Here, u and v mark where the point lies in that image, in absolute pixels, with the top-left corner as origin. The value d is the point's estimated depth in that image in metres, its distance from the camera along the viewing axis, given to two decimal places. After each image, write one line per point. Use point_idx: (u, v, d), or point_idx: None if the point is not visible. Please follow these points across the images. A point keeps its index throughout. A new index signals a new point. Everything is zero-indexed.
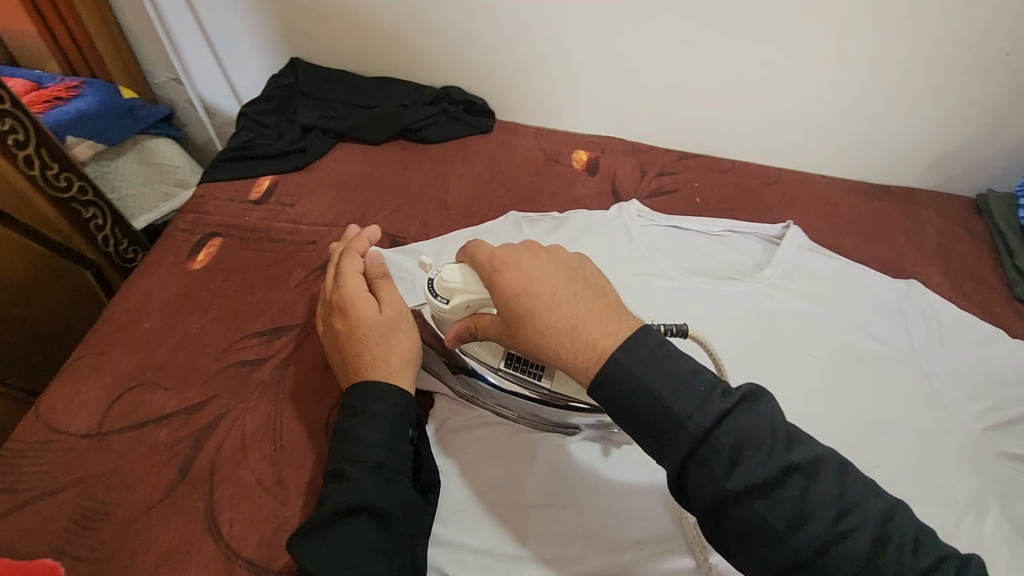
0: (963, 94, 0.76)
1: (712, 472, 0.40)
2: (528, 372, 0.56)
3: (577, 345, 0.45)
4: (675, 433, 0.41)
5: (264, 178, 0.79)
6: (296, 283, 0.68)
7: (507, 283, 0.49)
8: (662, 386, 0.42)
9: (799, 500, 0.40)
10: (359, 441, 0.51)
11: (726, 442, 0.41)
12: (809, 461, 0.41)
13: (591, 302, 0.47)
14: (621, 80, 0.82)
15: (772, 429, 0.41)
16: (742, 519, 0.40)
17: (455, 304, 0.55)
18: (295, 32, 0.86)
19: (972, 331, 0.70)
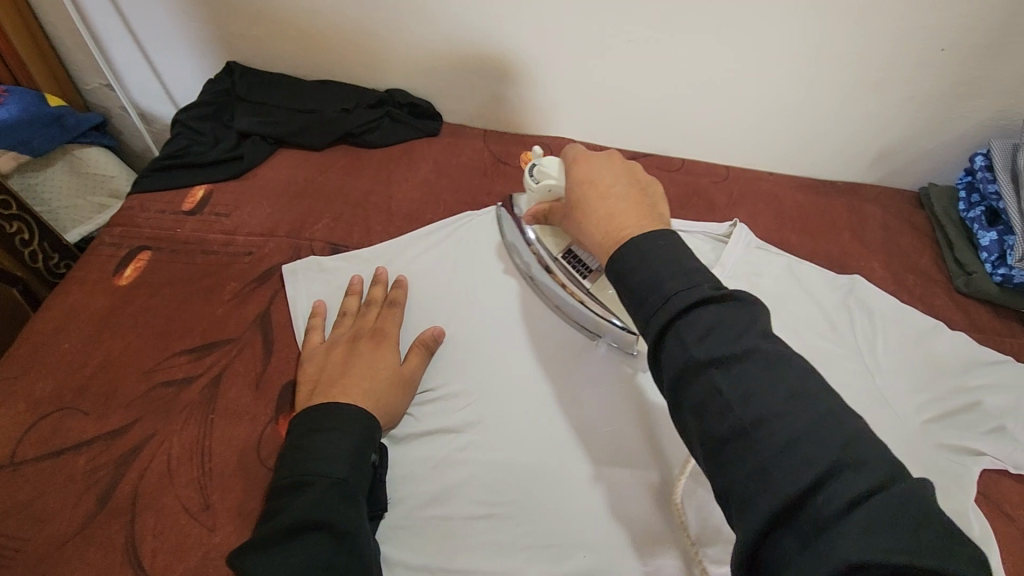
0: (901, 90, 0.77)
1: (684, 338, 0.41)
2: (577, 267, 0.64)
3: (607, 228, 0.51)
4: (661, 303, 0.43)
5: (198, 188, 0.76)
6: (230, 297, 0.65)
7: (577, 173, 0.57)
8: (661, 266, 0.45)
9: (752, 377, 0.39)
10: (318, 455, 0.50)
11: (703, 319, 0.41)
12: (777, 354, 0.40)
13: (634, 203, 0.52)
14: (566, 80, 0.81)
15: (751, 320, 0.41)
16: (697, 387, 0.40)
17: (541, 187, 0.62)
18: (230, 35, 0.83)
19: (913, 324, 0.71)
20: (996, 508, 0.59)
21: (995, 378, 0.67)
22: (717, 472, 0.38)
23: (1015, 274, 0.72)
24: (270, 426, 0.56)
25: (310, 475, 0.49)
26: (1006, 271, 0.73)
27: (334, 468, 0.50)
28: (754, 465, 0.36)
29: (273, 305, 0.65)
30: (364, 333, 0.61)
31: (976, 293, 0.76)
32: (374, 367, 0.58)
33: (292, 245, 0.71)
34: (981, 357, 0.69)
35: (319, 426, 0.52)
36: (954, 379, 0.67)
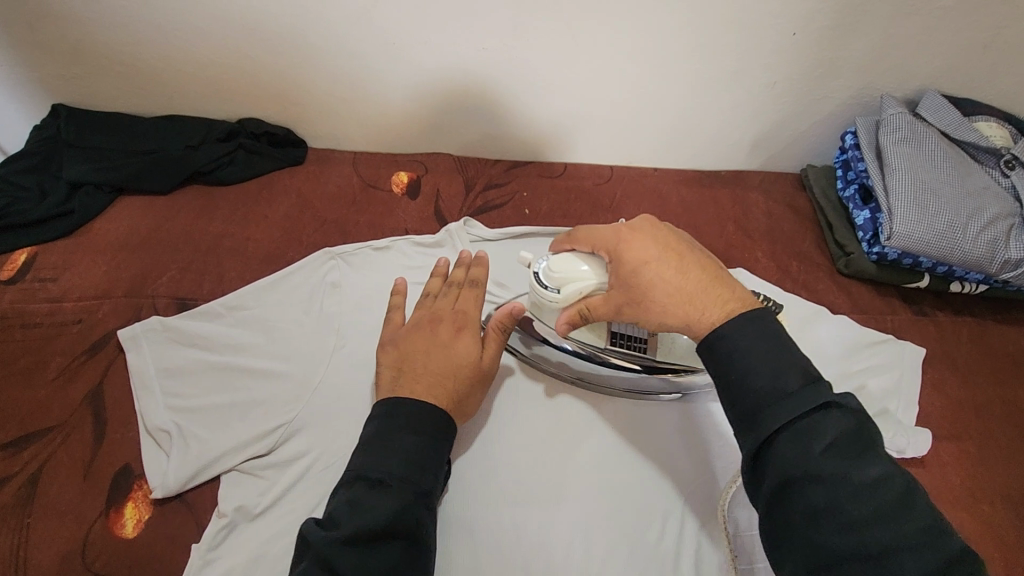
0: (765, 77, 0.76)
1: (807, 441, 0.40)
2: (633, 348, 0.60)
3: (706, 305, 0.47)
4: (779, 403, 0.41)
5: (21, 252, 0.68)
6: (55, 375, 0.58)
7: (630, 254, 0.50)
8: (774, 357, 0.43)
9: (877, 499, 0.38)
10: (400, 456, 0.48)
11: (826, 430, 0.40)
12: (901, 483, 0.39)
13: (712, 270, 0.50)
14: (430, 95, 0.77)
15: (868, 439, 0.41)
16: (817, 500, 0.38)
17: (567, 293, 0.54)
18: (49, 76, 0.75)
19: (797, 312, 0.71)
20: None
21: (875, 359, 0.67)
22: None
23: (889, 251, 0.72)
24: (100, 521, 0.50)
25: (389, 476, 0.47)
26: (881, 248, 0.73)
27: (415, 473, 0.48)
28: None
29: (108, 377, 0.58)
30: (448, 318, 0.59)
31: (856, 273, 0.75)
32: (453, 359, 0.56)
33: (130, 306, 0.64)
34: (863, 339, 0.69)
35: (402, 427, 0.50)
36: (838, 366, 0.67)
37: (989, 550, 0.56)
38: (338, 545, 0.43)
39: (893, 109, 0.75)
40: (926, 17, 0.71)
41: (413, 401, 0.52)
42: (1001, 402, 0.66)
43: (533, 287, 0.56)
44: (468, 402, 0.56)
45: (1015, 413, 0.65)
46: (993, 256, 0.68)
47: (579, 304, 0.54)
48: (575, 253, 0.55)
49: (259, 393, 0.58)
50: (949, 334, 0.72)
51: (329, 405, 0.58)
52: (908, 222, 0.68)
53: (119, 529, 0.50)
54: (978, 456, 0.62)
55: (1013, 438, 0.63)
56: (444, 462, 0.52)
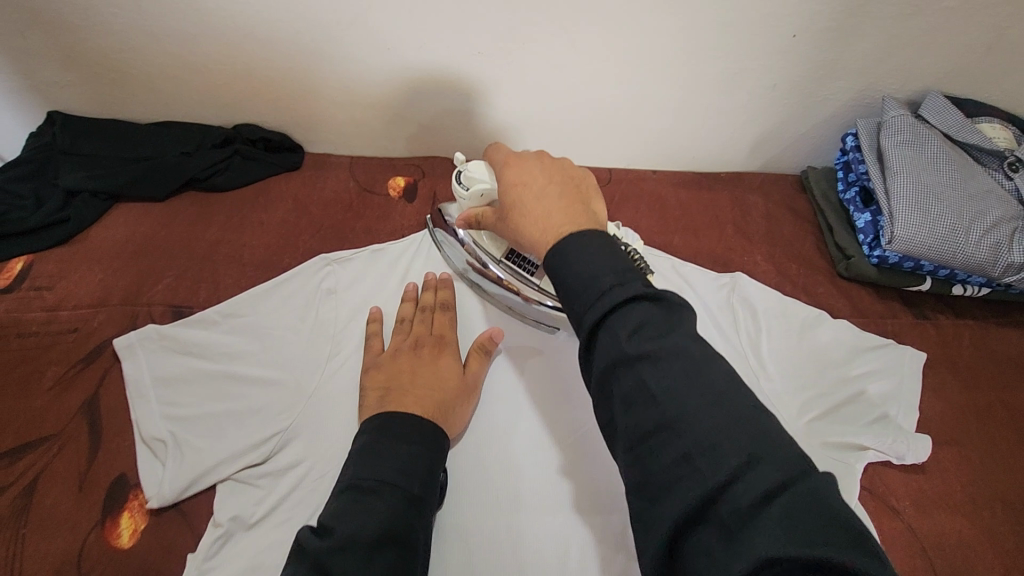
0: (764, 78, 0.75)
1: (615, 331, 0.40)
2: (522, 267, 0.65)
3: (543, 225, 0.51)
4: (594, 300, 0.42)
5: (18, 260, 0.67)
6: (51, 385, 0.58)
7: (511, 177, 0.57)
8: (598, 260, 0.44)
9: (678, 371, 0.38)
10: (395, 464, 0.48)
11: (631, 316, 0.40)
12: (705, 355, 0.39)
13: (569, 200, 0.52)
14: (426, 99, 0.76)
15: (678, 323, 0.40)
16: (626, 383, 0.38)
17: (472, 192, 0.63)
18: (46, 84, 0.74)
19: (796, 317, 0.70)
20: (882, 503, 0.58)
21: (875, 364, 0.67)
22: (636, 461, 0.37)
23: (889, 255, 0.71)
24: (95, 532, 0.50)
25: (383, 484, 0.47)
26: (881, 252, 0.72)
27: (409, 482, 0.48)
28: (679, 458, 0.35)
29: (104, 387, 0.58)
30: (427, 342, 0.61)
31: (856, 276, 0.75)
32: (441, 376, 0.58)
33: (126, 314, 0.64)
34: (863, 343, 0.68)
35: (398, 435, 0.50)
36: (839, 371, 0.66)
37: (992, 559, 0.55)
38: (338, 551, 0.42)
39: (894, 111, 0.74)
40: (927, 18, 0.70)
41: (404, 413, 0.53)
42: (1003, 406, 0.65)
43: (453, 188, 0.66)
44: (459, 412, 0.57)
45: (1017, 419, 0.65)
46: (996, 260, 0.67)
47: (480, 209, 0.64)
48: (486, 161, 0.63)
49: (255, 402, 0.58)
50: (950, 337, 0.71)
51: (324, 413, 0.58)
52: (908, 225, 0.67)
53: (114, 540, 0.50)
54: (980, 463, 0.61)
55: (1015, 443, 0.63)
56: (439, 476, 0.52)
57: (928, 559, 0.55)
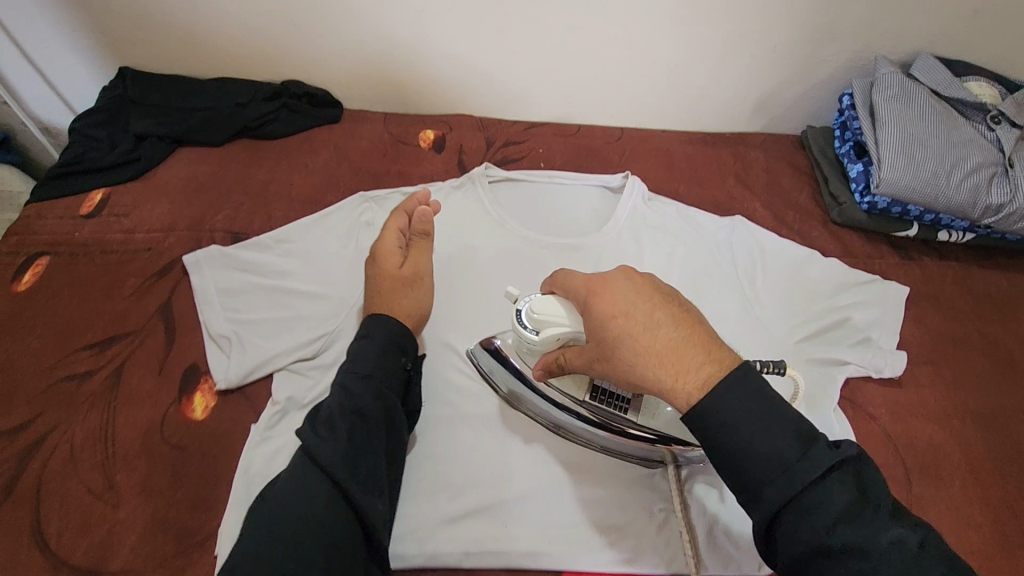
0: (764, 40, 0.82)
1: (811, 519, 0.40)
2: (614, 407, 0.56)
3: (677, 373, 0.44)
4: (777, 475, 0.41)
5: (97, 192, 0.77)
6: (131, 292, 0.67)
7: (603, 308, 0.48)
8: (769, 427, 0.42)
9: (897, 564, 0.38)
10: (361, 361, 0.57)
11: (829, 500, 0.40)
12: (914, 534, 0.40)
13: (685, 326, 0.45)
14: (454, 56, 0.85)
15: (871, 495, 0.41)
16: (836, 573, 0.39)
17: (544, 336, 0.54)
18: (119, 41, 0.84)
19: (791, 255, 0.76)
20: (860, 410, 0.64)
21: (863, 295, 0.73)
22: None
23: (878, 200, 0.77)
24: (174, 406, 0.59)
25: (347, 377, 0.56)
26: (871, 198, 0.78)
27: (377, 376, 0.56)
28: None
29: (175, 294, 0.67)
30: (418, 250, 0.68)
31: (848, 222, 0.81)
32: None
33: (191, 238, 0.72)
34: (852, 278, 0.74)
35: (365, 338, 0.59)
36: (827, 300, 0.72)
37: (959, 458, 0.61)
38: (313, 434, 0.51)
39: (886, 69, 0.81)
40: None
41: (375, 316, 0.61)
42: (980, 335, 0.71)
43: (514, 328, 0.56)
44: (404, 301, 0.64)
45: (993, 345, 0.71)
46: (975, 202, 0.73)
47: (556, 351, 0.54)
48: (559, 297, 0.54)
49: (304, 312, 0.67)
50: (933, 276, 0.77)
51: None
52: (894, 170, 0.73)
53: (189, 413, 0.59)
54: (953, 380, 0.67)
55: (988, 365, 0.69)
56: (403, 361, 0.59)
57: (899, 457, 0.61)
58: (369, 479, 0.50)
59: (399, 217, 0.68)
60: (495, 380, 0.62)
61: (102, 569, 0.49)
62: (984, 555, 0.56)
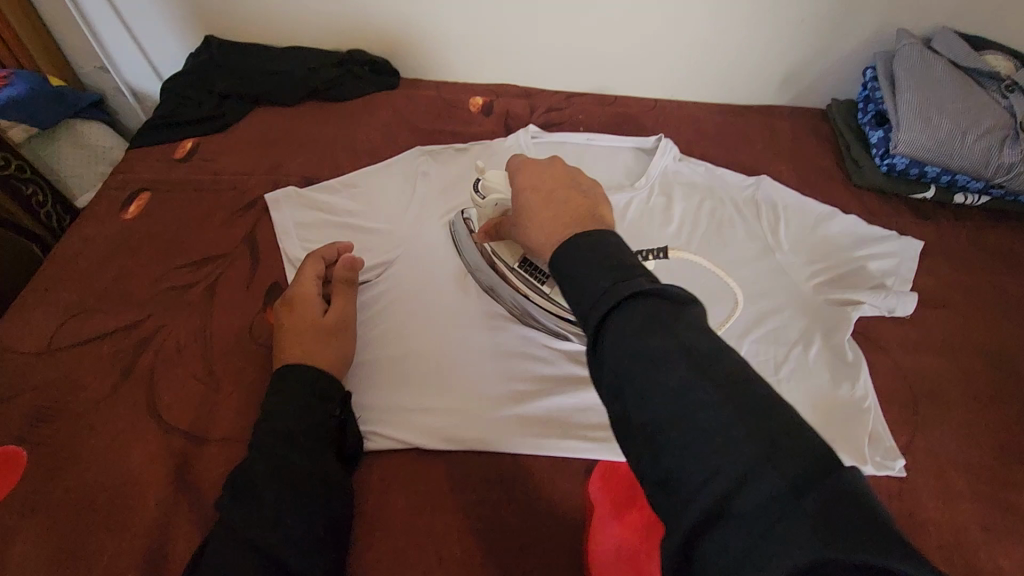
0: (792, 14, 0.88)
1: (620, 330, 0.36)
2: (535, 276, 0.68)
3: (548, 230, 0.47)
4: (596, 297, 0.38)
5: (188, 141, 0.87)
6: (220, 223, 0.77)
7: (519, 180, 0.53)
8: (595, 261, 0.40)
9: (694, 368, 0.34)
10: (275, 416, 0.55)
11: (637, 313, 0.36)
12: (717, 346, 0.36)
13: (577, 202, 0.49)
14: (503, 28, 0.93)
15: (686, 317, 0.37)
16: (631, 379, 0.35)
17: (488, 200, 0.67)
18: (207, 12, 0.94)
19: (813, 212, 0.82)
20: (873, 343, 0.70)
21: (880, 248, 0.78)
22: (654, 467, 0.33)
23: (897, 161, 0.83)
24: (261, 314, 0.68)
25: (266, 437, 0.53)
26: (890, 160, 0.84)
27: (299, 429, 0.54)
28: (695, 458, 0.32)
29: (258, 226, 0.77)
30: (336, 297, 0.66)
31: (868, 183, 0.87)
32: None
33: (271, 181, 0.82)
34: (871, 233, 0.79)
35: (282, 391, 0.57)
36: (846, 250, 0.78)
37: (963, 388, 0.67)
38: (234, 505, 0.49)
39: (906, 40, 0.86)
40: None
41: (296, 364, 0.59)
42: (989, 286, 0.76)
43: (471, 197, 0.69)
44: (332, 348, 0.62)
45: (1001, 295, 0.75)
46: (988, 161, 0.79)
47: (493, 218, 0.66)
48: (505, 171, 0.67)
49: (372, 245, 0.76)
50: (949, 233, 0.82)
51: (425, 253, 0.75)
52: (911, 131, 0.79)
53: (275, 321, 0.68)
54: (963, 323, 0.73)
55: (996, 312, 0.74)
56: (329, 410, 0.57)
57: (908, 384, 0.67)
58: (293, 532, 0.49)
59: (317, 261, 0.68)
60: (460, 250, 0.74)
61: (207, 436, 0.58)
62: (983, 469, 0.61)
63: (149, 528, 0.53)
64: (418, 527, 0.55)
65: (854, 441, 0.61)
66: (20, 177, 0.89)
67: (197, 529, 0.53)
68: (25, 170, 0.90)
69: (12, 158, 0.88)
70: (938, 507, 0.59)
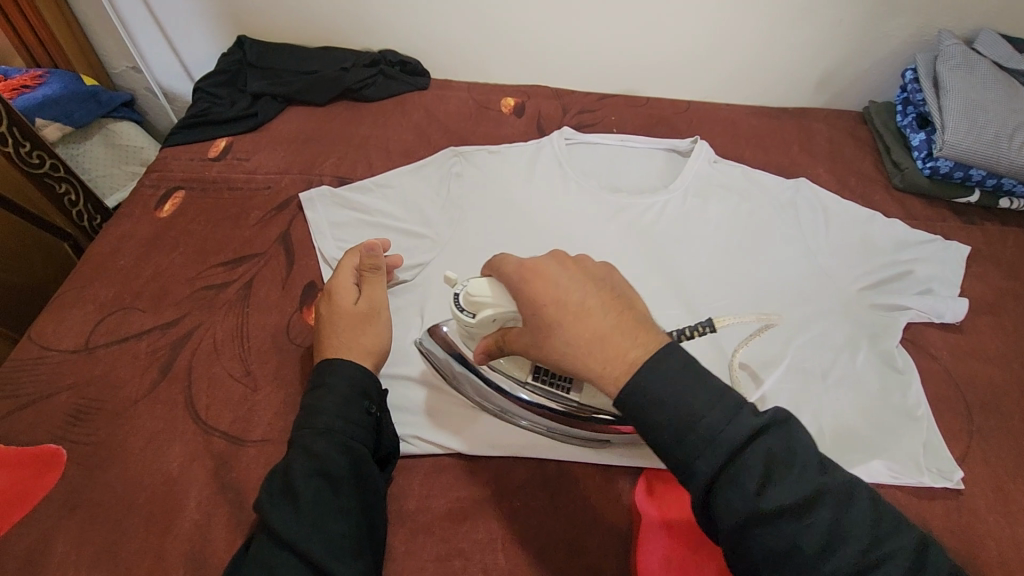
0: (832, 14, 0.87)
1: (745, 487, 0.40)
2: (556, 387, 0.57)
3: (603, 357, 0.44)
4: (708, 447, 0.40)
5: (221, 140, 0.87)
6: (255, 222, 0.76)
7: (533, 292, 0.47)
8: (689, 396, 0.42)
9: (831, 518, 0.40)
10: (316, 411, 0.53)
11: (757, 463, 0.40)
12: (838, 482, 0.41)
13: (616, 313, 0.45)
14: (537, 29, 0.93)
15: (802, 454, 0.41)
16: (771, 537, 0.39)
17: (481, 318, 0.53)
18: (240, 11, 0.94)
19: (855, 215, 0.79)
20: (922, 350, 0.68)
21: (924, 252, 0.76)
22: None
23: (941, 164, 0.81)
24: (296, 314, 0.67)
25: (305, 435, 0.52)
26: (933, 162, 0.82)
27: (339, 426, 0.52)
28: None
29: (293, 225, 0.76)
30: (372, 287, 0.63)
31: (910, 186, 0.85)
32: None
33: (304, 181, 0.82)
34: (915, 237, 0.77)
35: (322, 386, 0.55)
36: (889, 255, 0.76)
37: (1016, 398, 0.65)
38: (274, 506, 0.48)
39: (950, 41, 0.84)
40: None
41: (333, 360, 0.57)
42: None
43: (455, 313, 0.56)
44: (366, 340, 0.59)
45: None
46: None
47: (495, 334, 0.53)
48: (489, 276, 0.53)
49: (407, 245, 0.75)
50: (995, 239, 0.80)
51: (460, 254, 0.74)
52: (957, 133, 0.77)
53: (310, 319, 0.67)
54: (1013, 330, 0.71)
55: None
56: (369, 405, 0.55)
57: (960, 392, 0.65)
58: (333, 537, 0.47)
59: (352, 256, 0.65)
60: (447, 372, 0.62)
61: (245, 437, 0.57)
62: None
63: (190, 530, 0.52)
64: (461, 533, 0.54)
65: (906, 451, 0.60)
66: (54, 176, 0.88)
67: (237, 530, 0.52)
68: (59, 169, 0.88)
69: (50, 157, 0.87)
70: (996, 521, 0.57)
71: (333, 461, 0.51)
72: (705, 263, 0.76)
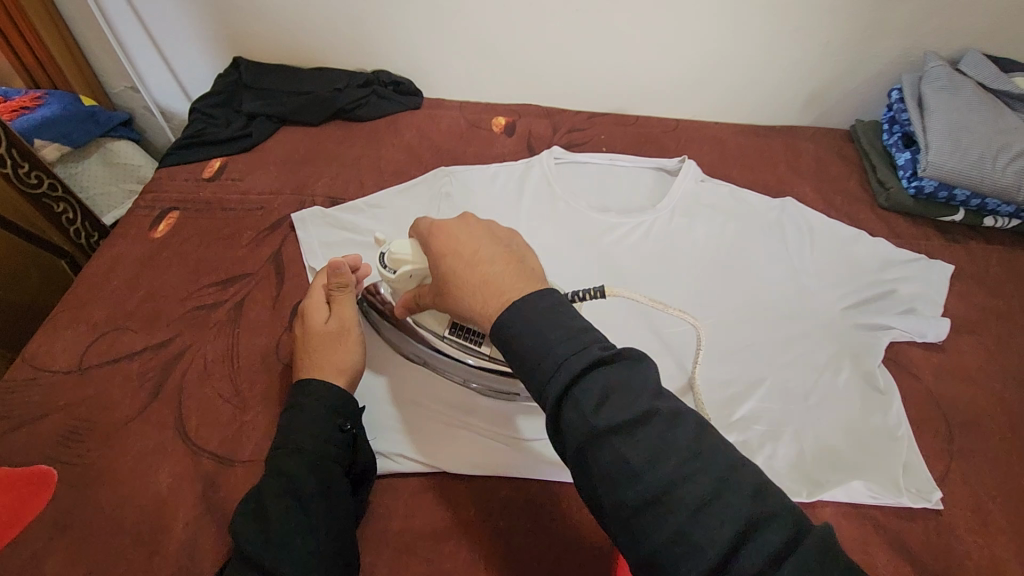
0: (817, 36, 0.88)
1: (581, 406, 0.41)
2: (468, 341, 0.62)
3: (483, 297, 0.48)
4: (555, 372, 0.43)
5: (215, 160, 0.88)
6: (248, 242, 0.77)
7: (437, 244, 0.53)
8: (544, 331, 0.44)
9: (657, 437, 0.40)
10: (289, 431, 0.55)
11: (597, 386, 0.42)
12: (672, 410, 0.42)
13: (504, 262, 0.50)
14: (528, 50, 0.94)
15: (642, 383, 0.42)
16: (601, 454, 0.40)
17: (400, 274, 0.59)
18: (237, 33, 0.96)
19: (840, 234, 0.80)
20: (905, 370, 0.69)
21: (907, 271, 0.77)
22: (634, 540, 0.39)
23: (925, 184, 0.82)
24: (285, 335, 0.68)
25: (280, 456, 0.53)
26: (918, 182, 0.83)
27: (310, 445, 0.54)
28: (672, 529, 0.38)
29: (284, 245, 0.77)
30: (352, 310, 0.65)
31: (895, 206, 0.86)
32: None
33: (297, 201, 0.83)
34: (899, 257, 0.78)
35: (297, 407, 0.56)
36: (874, 274, 0.77)
37: (998, 418, 0.66)
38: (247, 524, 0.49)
39: (934, 62, 0.86)
40: None
41: (307, 379, 0.58)
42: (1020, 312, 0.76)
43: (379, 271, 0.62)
44: (340, 358, 0.60)
45: None
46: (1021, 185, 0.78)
47: (412, 290, 0.59)
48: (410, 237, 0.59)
49: None
50: (978, 257, 0.81)
51: None
52: (941, 153, 0.78)
53: None
54: (995, 349, 0.72)
55: None
56: (342, 424, 0.56)
57: (942, 411, 0.66)
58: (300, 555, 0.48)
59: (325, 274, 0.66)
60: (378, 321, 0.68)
61: (233, 458, 0.58)
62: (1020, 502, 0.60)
63: (177, 551, 0.53)
64: (442, 554, 0.54)
65: (885, 470, 0.60)
66: (52, 195, 0.90)
67: (223, 551, 0.53)
68: (57, 188, 0.90)
69: (48, 177, 0.88)
70: (974, 542, 0.57)
71: (314, 480, 0.52)
72: (692, 283, 0.77)
